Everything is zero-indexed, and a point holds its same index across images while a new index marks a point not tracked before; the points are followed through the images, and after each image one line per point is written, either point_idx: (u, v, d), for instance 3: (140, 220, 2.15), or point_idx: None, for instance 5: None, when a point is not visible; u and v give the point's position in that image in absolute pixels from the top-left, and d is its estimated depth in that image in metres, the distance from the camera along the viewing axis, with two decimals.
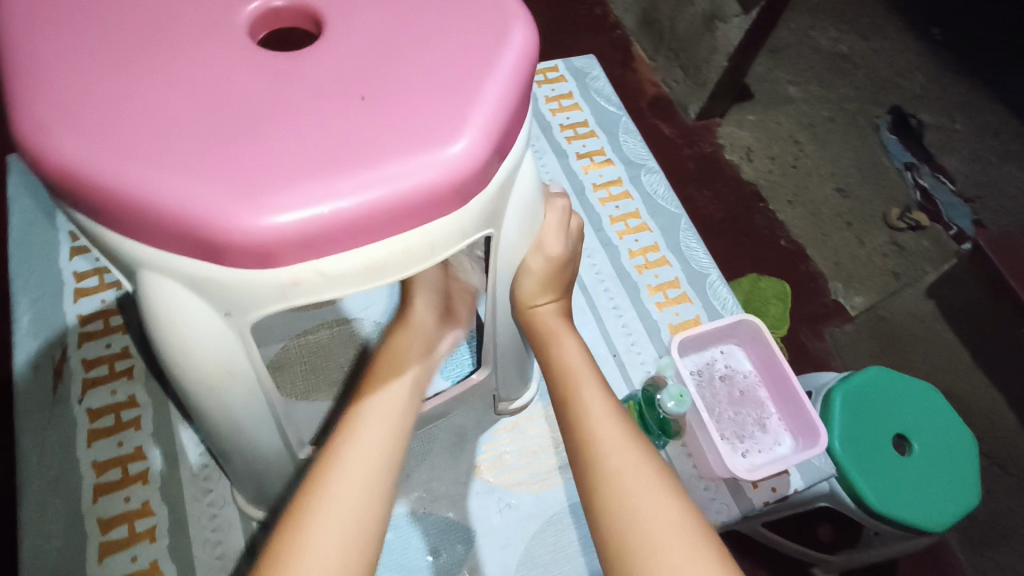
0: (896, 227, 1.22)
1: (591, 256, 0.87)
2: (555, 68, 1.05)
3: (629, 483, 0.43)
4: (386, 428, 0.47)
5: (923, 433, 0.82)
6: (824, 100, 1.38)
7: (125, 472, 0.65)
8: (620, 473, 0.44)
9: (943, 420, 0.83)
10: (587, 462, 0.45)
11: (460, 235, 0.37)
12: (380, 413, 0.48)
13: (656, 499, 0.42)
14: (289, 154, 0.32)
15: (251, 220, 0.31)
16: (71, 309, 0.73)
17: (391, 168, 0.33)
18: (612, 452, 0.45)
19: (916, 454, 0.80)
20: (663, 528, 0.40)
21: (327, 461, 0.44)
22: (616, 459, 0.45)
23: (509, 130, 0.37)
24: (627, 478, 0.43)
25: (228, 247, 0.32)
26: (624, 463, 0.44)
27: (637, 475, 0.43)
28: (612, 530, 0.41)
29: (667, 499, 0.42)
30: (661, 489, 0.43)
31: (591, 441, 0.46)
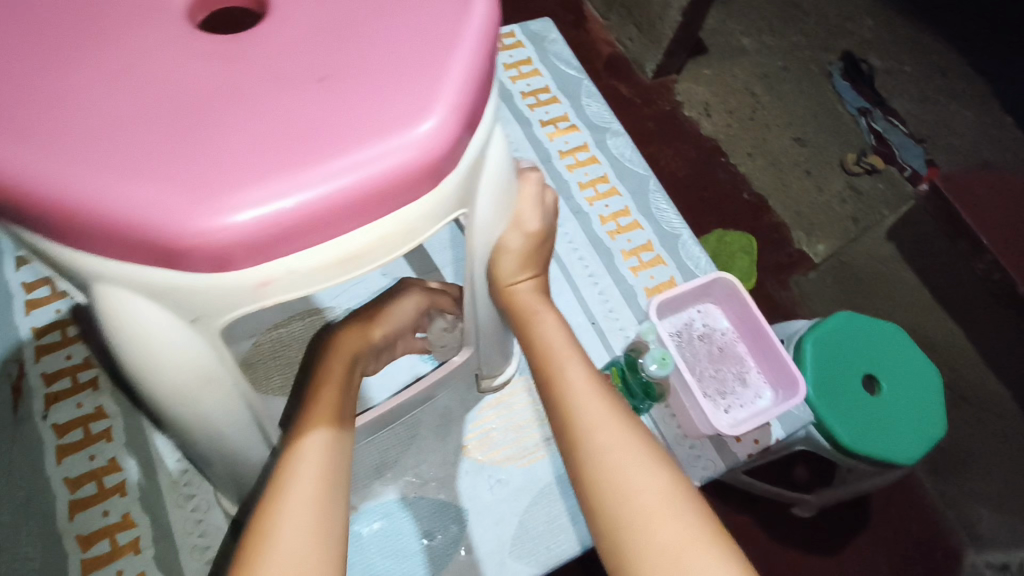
0: (853, 172, 1.24)
1: (563, 224, 0.86)
2: (512, 33, 1.02)
3: (617, 460, 0.43)
4: (330, 442, 0.46)
5: (891, 373, 0.84)
6: (777, 50, 1.38)
7: (101, 486, 0.62)
8: (609, 450, 0.44)
9: (908, 358, 0.85)
10: (574, 441, 0.45)
11: (435, 217, 0.35)
12: (323, 432, 0.47)
13: (643, 475, 0.42)
14: (245, 147, 0.30)
15: (210, 221, 0.28)
16: (24, 322, 0.70)
17: (357, 153, 0.31)
18: (601, 426, 0.45)
19: (884, 392, 0.83)
20: (652, 504, 0.41)
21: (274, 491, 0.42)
22: (605, 434, 0.44)
23: (479, 103, 0.35)
24: (616, 453, 0.43)
25: (188, 252, 0.29)
26: (612, 438, 0.44)
27: (625, 451, 0.43)
28: (601, 509, 0.42)
29: (652, 471, 0.43)
30: (650, 461, 0.43)
31: (577, 420, 0.46)
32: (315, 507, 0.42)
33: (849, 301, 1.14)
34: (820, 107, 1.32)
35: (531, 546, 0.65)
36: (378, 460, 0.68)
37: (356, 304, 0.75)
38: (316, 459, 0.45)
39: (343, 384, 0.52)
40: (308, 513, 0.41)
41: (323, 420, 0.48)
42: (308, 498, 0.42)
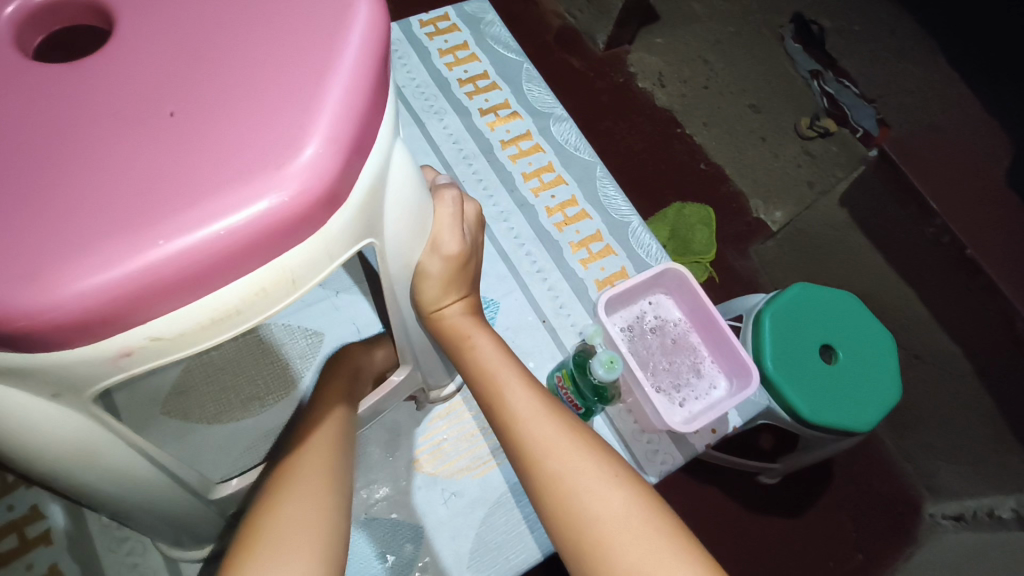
0: (807, 136, 1.23)
1: (507, 219, 0.83)
2: (446, 17, 0.97)
3: (574, 484, 0.41)
4: (334, 452, 0.49)
5: (846, 340, 0.84)
6: (729, 15, 1.35)
7: (24, 537, 0.58)
8: (564, 475, 0.42)
9: (867, 334, 0.85)
10: (528, 472, 0.43)
11: (327, 258, 0.31)
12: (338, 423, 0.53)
13: (602, 498, 0.40)
14: (82, 205, 0.26)
15: (37, 299, 0.25)
16: None
17: (215, 202, 0.27)
18: (552, 454, 0.43)
19: (841, 360, 0.83)
20: (617, 524, 0.39)
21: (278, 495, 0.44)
22: (556, 459, 0.42)
23: (364, 130, 0.31)
24: (570, 480, 0.41)
25: (17, 332, 0.25)
26: (564, 463, 0.42)
27: (579, 474, 0.41)
28: (564, 543, 0.40)
29: (609, 495, 0.40)
30: (607, 483, 0.41)
31: (528, 449, 0.43)
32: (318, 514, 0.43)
33: (805, 269, 1.15)
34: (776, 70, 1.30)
35: (489, 559, 0.63)
36: None
37: (293, 319, 0.71)
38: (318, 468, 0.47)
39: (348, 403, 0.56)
40: (307, 519, 0.43)
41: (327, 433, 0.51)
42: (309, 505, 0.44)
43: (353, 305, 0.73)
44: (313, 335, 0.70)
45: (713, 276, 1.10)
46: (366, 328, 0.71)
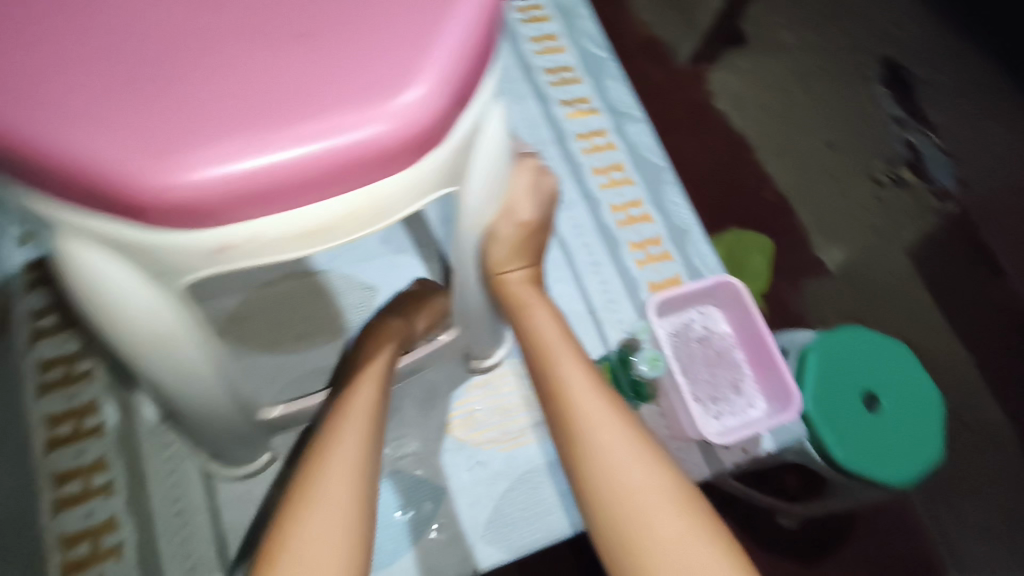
0: (879, 182, 1.20)
1: (571, 209, 0.84)
2: (540, 5, 0.98)
3: (616, 457, 0.41)
4: (364, 462, 0.47)
5: (892, 393, 0.81)
6: (820, 47, 1.32)
7: (78, 427, 0.62)
8: (607, 449, 0.42)
9: (915, 386, 0.82)
10: (570, 439, 0.43)
11: (416, 194, 0.33)
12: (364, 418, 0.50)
13: (641, 476, 0.40)
14: (217, 104, 0.29)
15: (171, 180, 0.28)
16: (15, 255, 0.68)
17: (332, 121, 0.29)
18: (599, 427, 0.43)
19: (884, 411, 0.80)
20: (655, 500, 0.39)
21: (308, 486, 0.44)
22: (603, 433, 0.42)
23: (471, 80, 0.33)
24: (615, 454, 0.41)
25: (147, 207, 0.28)
26: (611, 437, 0.42)
27: (624, 451, 0.41)
28: (600, 513, 0.40)
29: (653, 473, 0.41)
30: (649, 463, 0.41)
31: (574, 417, 0.43)
32: (346, 512, 0.43)
33: (863, 313, 1.10)
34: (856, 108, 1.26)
35: (504, 531, 0.65)
36: None
37: (351, 271, 0.73)
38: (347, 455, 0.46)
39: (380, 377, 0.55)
40: (336, 517, 0.43)
41: (360, 412, 0.50)
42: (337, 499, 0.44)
43: (409, 267, 0.74)
44: (369, 290, 0.72)
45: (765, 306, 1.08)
46: None
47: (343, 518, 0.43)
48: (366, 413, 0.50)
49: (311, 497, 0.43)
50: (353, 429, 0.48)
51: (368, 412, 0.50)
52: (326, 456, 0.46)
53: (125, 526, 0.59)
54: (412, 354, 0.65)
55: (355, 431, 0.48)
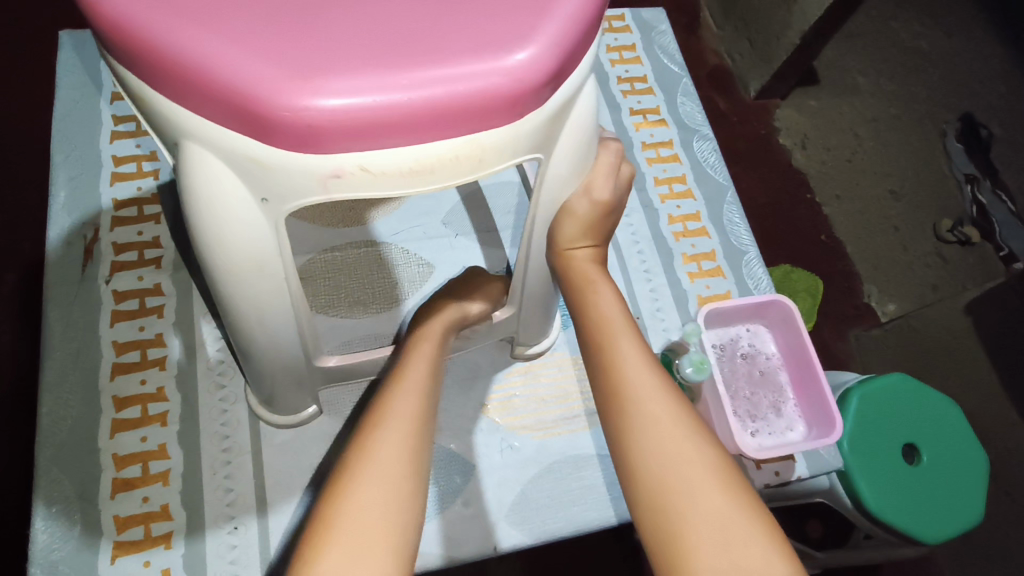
0: (944, 239, 1.17)
1: (630, 215, 0.85)
2: (622, 17, 1.00)
3: (662, 431, 0.42)
4: (416, 433, 0.44)
5: (937, 447, 0.79)
6: (893, 97, 1.31)
7: (144, 356, 0.66)
8: (655, 421, 0.43)
9: (962, 446, 0.80)
10: (620, 410, 0.44)
11: (509, 151, 0.36)
12: (415, 390, 0.47)
13: (689, 448, 0.42)
14: (349, 38, 0.31)
15: (302, 100, 0.30)
16: (107, 192, 0.72)
17: (449, 68, 0.31)
18: (650, 400, 0.44)
19: (924, 465, 0.78)
20: (698, 474, 0.40)
21: (364, 436, 0.43)
22: (653, 406, 0.44)
23: (576, 51, 0.35)
24: (665, 426, 0.42)
25: (275, 124, 0.31)
26: (661, 410, 0.43)
27: (674, 423, 0.43)
28: (644, 478, 0.41)
29: (701, 447, 0.42)
30: (697, 437, 0.42)
31: (625, 389, 0.45)
32: (405, 463, 0.42)
33: (907, 365, 1.06)
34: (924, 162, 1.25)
35: (528, 515, 0.65)
36: None
37: (412, 246, 0.75)
38: (403, 409, 0.45)
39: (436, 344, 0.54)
40: (396, 465, 0.41)
41: (416, 372, 0.49)
42: (397, 448, 0.42)
43: (467, 250, 0.76)
44: (426, 266, 0.75)
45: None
46: None
47: (404, 467, 0.41)
48: (423, 373, 0.49)
49: (368, 447, 0.42)
50: (410, 386, 0.47)
51: (425, 372, 0.49)
52: (382, 410, 0.45)
53: (175, 455, 0.62)
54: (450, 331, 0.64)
55: (410, 389, 0.47)
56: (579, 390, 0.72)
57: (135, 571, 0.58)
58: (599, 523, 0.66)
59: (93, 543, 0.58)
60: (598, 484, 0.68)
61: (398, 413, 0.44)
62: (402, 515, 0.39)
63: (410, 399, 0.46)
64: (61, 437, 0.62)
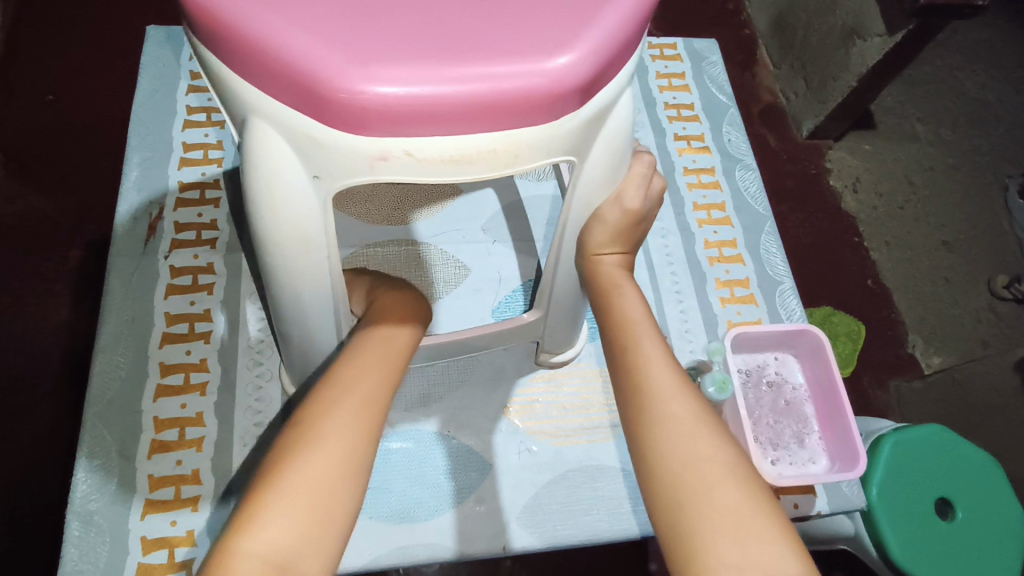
0: (999, 295, 1.16)
1: (665, 236, 0.86)
2: (674, 46, 1.02)
3: (683, 430, 0.43)
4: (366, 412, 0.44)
5: (972, 504, 0.76)
6: (951, 147, 1.31)
7: (191, 329, 0.70)
8: (676, 420, 0.44)
9: (1003, 506, 0.77)
10: (642, 408, 0.45)
11: (545, 150, 0.38)
12: (375, 369, 0.47)
13: (709, 445, 0.43)
14: (406, 32, 0.34)
15: (359, 85, 0.33)
16: (174, 175, 0.78)
17: (497, 67, 0.34)
18: (673, 398, 0.45)
19: (958, 522, 0.75)
20: (717, 472, 0.41)
21: (312, 423, 0.43)
22: (676, 404, 0.45)
23: (616, 60, 0.37)
24: (688, 423, 0.43)
25: (333, 106, 0.34)
26: (684, 409, 0.44)
27: (695, 422, 0.44)
28: (663, 471, 0.42)
29: (722, 445, 0.43)
30: (717, 436, 0.43)
31: (648, 389, 0.46)
32: (345, 449, 0.42)
33: (947, 420, 1.04)
34: (981, 217, 1.24)
35: (540, 519, 0.66)
36: (425, 391, 0.72)
37: (451, 249, 0.78)
38: (352, 400, 0.45)
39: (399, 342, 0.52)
40: (327, 462, 0.41)
41: (373, 365, 0.48)
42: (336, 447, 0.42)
43: (503, 256, 0.78)
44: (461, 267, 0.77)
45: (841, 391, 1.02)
46: (507, 278, 0.77)
47: (342, 463, 0.42)
48: (383, 369, 0.48)
49: (309, 440, 0.42)
50: (365, 381, 0.46)
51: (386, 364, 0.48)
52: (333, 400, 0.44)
53: (210, 424, 0.66)
54: (477, 328, 0.65)
55: (368, 382, 0.46)
56: (602, 401, 0.73)
57: (162, 529, 0.61)
58: (609, 535, 0.66)
59: (127, 498, 0.62)
60: (613, 497, 0.68)
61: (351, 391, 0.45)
62: (331, 516, 0.40)
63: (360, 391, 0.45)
64: (109, 396, 0.66)
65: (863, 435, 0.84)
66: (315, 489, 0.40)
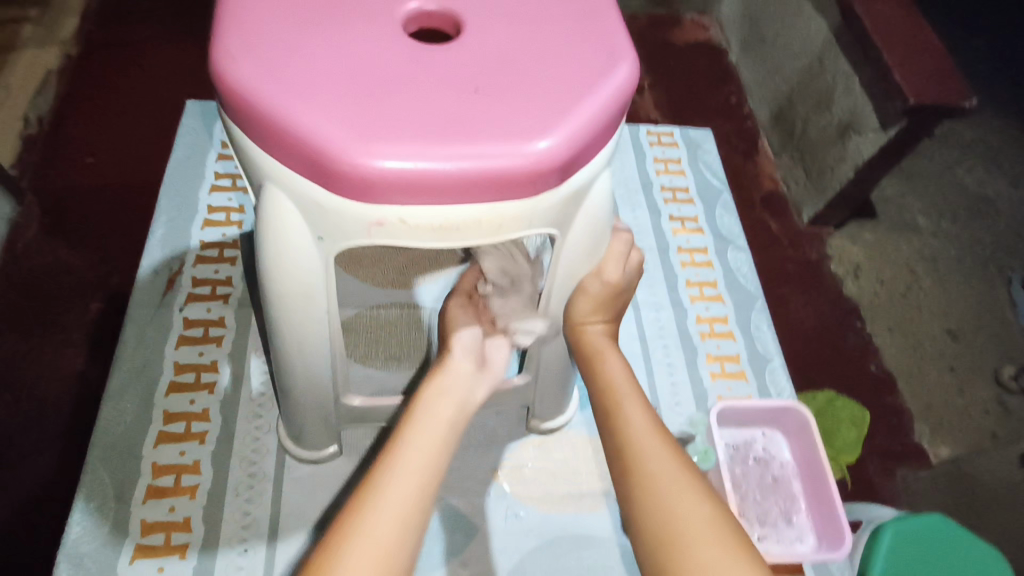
0: (1006, 387, 1.17)
1: (658, 310, 0.89)
2: (671, 134, 1.10)
3: (663, 487, 0.45)
4: (438, 441, 0.46)
5: None
6: (952, 238, 1.36)
7: (197, 378, 0.73)
8: (656, 477, 0.46)
9: None
10: (626, 470, 0.48)
11: (526, 222, 0.43)
12: (447, 404, 0.49)
13: (688, 502, 0.44)
14: (405, 116, 0.39)
15: (363, 160, 0.38)
16: (196, 235, 0.84)
17: (483, 148, 0.39)
18: (652, 458, 0.47)
19: None
20: (695, 528, 0.43)
21: (389, 457, 0.44)
22: (656, 464, 0.47)
23: (592, 146, 0.42)
24: (666, 482, 0.45)
25: (340, 177, 0.38)
26: (663, 468, 0.46)
27: (674, 480, 0.46)
28: (647, 531, 0.44)
29: (700, 501, 0.44)
30: (697, 492, 0.45)
31: (631, 449, 0.48)
32: (422, 477, 0.44)
33: (956, 512, 1.03)
34: (984, 308, 1.27)
35: None
36: None
37: (450, 314, 0.82)
38: (425, 435, 0.46)
39: (465, 382, 0.52)
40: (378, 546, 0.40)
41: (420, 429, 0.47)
42: (395, 512, 0.41)
43: None
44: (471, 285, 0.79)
45: (845, 478, 0.98)
46: None
47: (416, 495, 0.43)
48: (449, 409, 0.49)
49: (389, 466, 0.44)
50: (435, 420, 0.48)
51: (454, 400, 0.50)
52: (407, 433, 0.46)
53: (206, 473, 0.68)
54: None
55: (419, 451, 0.45)
56: (592, 469, 0.74)
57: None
58: None
59: (117, 542, 0.63)
60: (598, 568, 0.68)
61: (427, 425, 0.47)
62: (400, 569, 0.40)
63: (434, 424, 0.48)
64: (112, 440, 0.68)
65: (865, 524, 0.83)
66: (394, 516, 0.41)
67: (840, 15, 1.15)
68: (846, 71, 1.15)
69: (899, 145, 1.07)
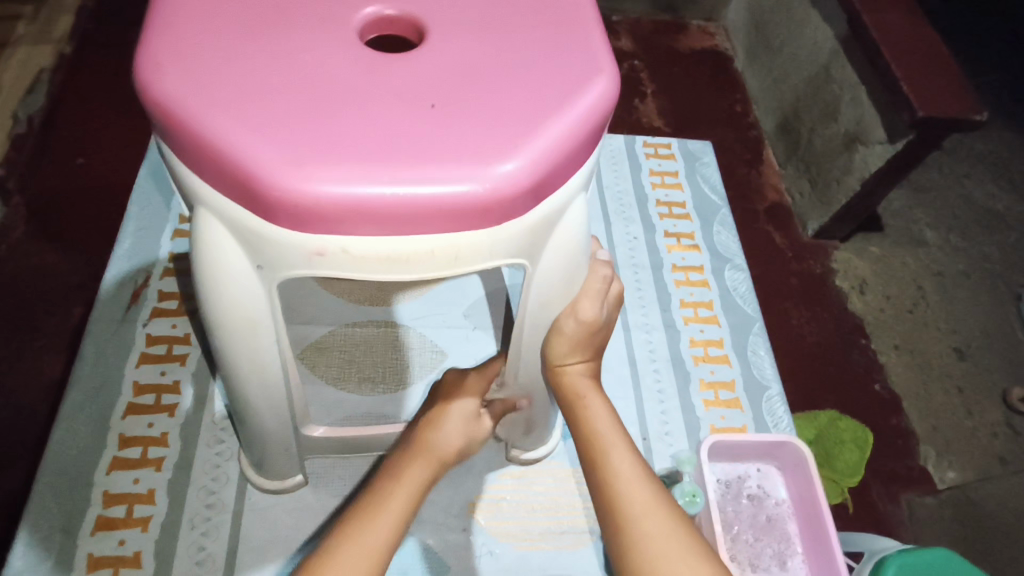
0: (1016, 409, 1.12)
1: (650, 333, 0.84)
2: (668, 145, 1.05)
3: (658, 551, 0.45)
4: (411, 495, 0.50)
5: None
6: (962, 253, 1.31)
7: (157, 401, 0.69)
8: (651, 539, 0.45)
9: None
10: (616, 527, 0.47)
11: (487, 252, 0.38)
12: (427, 463, 0.52)
13: (686, 565, 0.45)
14: (347, 133, 0.35)
15: (296, 183, 0.33)
16: (166, 246, 0.80)
17: (434, 171, 0.35)
18: (644, 516, 0.47)
19: None
20: None
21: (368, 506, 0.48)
22: (649, 522, 0.46)
23: (562, 169, 0.38)
24: (661, 544, 0.45)
25: (271, 203, 0.34)
26: (656, 527, 0.46)
27: (669, 541, 0.45)
28: None
29: (698, 567, 0.45)
30: (695, 559, 0.45)
31: (622, 505, 0.47)
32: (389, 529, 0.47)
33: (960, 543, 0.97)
34: (993, 327, 1.22)
35: None
36: None
37: (429, 333, 0.77)
38: (401, 490, 0.50)
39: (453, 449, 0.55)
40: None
41: (414, 478, 0.51)
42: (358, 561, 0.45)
43: (481, 342, 0.77)
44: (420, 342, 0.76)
45: (844, 500, 0.93)
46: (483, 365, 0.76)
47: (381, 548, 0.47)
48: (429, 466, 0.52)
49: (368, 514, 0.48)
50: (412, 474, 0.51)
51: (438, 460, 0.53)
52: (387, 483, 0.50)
53: (160, 503, 0.63)
54: None
55: (393, 503, 0.49)
56: (573, 503, 0.70)
57: None
58: None
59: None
60: None
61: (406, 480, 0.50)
62: None
63: (412, 480, 0.51)
64: (64, 465, 0.64)
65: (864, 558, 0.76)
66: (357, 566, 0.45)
67: (848, 24, 1.11)
68: (853, 81, 1.11)
69: (909, 158, 1.02)
